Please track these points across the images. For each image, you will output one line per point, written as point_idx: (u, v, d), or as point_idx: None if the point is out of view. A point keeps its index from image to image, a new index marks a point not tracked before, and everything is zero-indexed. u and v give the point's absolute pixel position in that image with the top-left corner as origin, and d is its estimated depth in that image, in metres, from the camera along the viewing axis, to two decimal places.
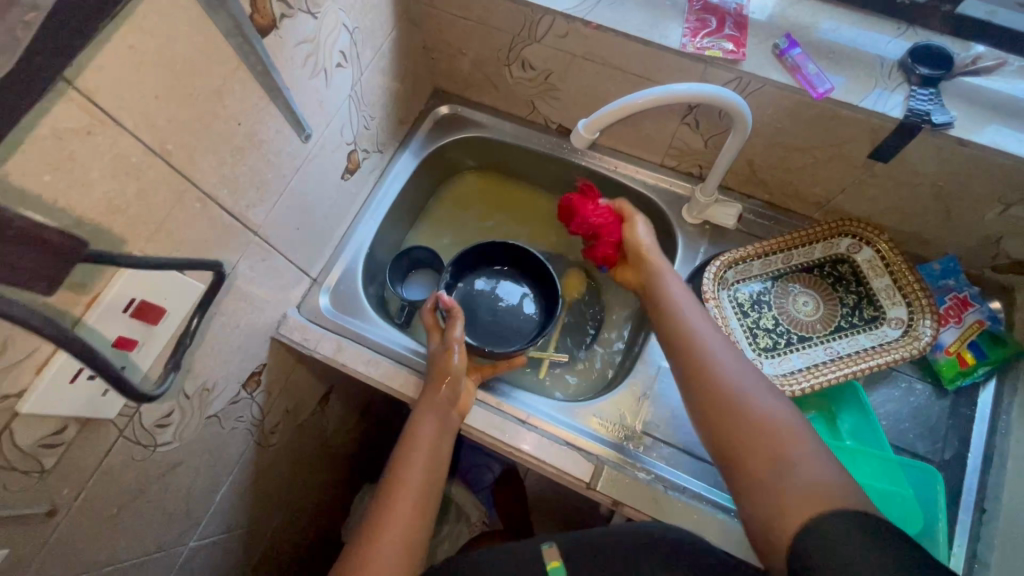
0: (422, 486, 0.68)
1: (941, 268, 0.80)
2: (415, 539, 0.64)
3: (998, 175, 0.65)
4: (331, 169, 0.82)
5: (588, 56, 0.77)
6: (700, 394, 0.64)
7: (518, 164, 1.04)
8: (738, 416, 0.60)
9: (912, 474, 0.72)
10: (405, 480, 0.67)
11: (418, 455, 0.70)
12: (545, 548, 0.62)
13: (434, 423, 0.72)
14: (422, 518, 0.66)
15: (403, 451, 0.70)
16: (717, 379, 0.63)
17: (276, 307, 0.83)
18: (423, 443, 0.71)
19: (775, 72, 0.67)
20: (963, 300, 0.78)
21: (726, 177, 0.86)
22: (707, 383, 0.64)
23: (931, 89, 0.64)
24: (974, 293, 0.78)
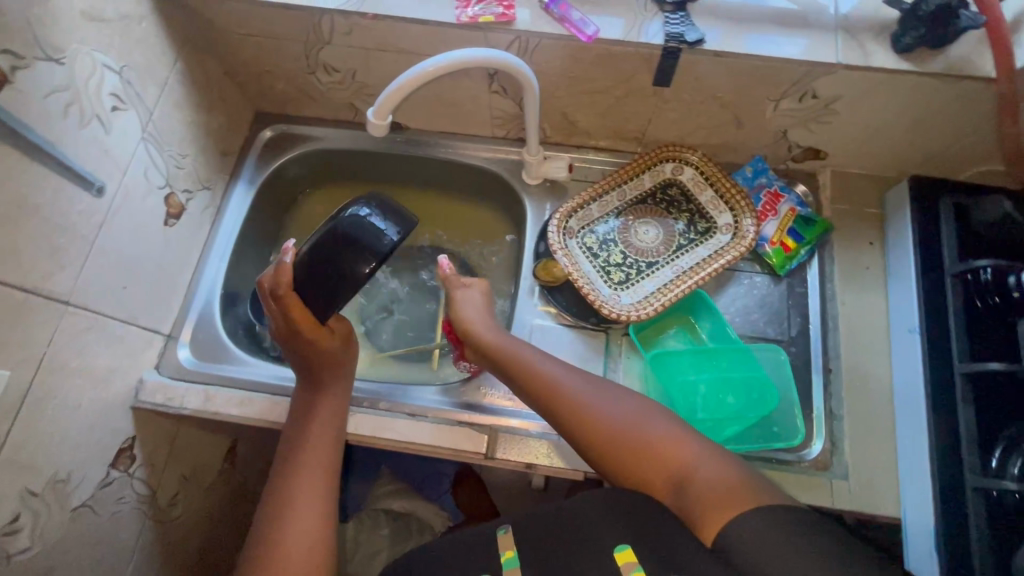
0: (323, 478, 0.68)
1: (753, 169, 0.88)
2: (325, 534, 0.64)
3: (759, 77, 0.73)
4: (149, 219, 0.77)
5: (379, 47, 0.78)
6: (566, 413, 0.65)
7: (363, 168, 1.03)
8: (599, 428, 0.63)
9: (765, 356, 0.79)
10: (295, 485, 0.67)
11: (317, 451, 0.70)
12: (500, 535, 0.57)
13: (327, 417, 0.72)
14: (327, 507, 0.67)
15: (301, 451, 0.70)
16: (570, 402, 0.65)
17: (125, 376, 0.77)
18: (324, 439, 0.71)
19: (546, 25, 0.71)
20: (775, 193, 0.87)
21: (551, 133, 0.90)
22: (565, 401, 0.65)
23: (681, 13, 0.70)
24: (782, 186, 0.87)
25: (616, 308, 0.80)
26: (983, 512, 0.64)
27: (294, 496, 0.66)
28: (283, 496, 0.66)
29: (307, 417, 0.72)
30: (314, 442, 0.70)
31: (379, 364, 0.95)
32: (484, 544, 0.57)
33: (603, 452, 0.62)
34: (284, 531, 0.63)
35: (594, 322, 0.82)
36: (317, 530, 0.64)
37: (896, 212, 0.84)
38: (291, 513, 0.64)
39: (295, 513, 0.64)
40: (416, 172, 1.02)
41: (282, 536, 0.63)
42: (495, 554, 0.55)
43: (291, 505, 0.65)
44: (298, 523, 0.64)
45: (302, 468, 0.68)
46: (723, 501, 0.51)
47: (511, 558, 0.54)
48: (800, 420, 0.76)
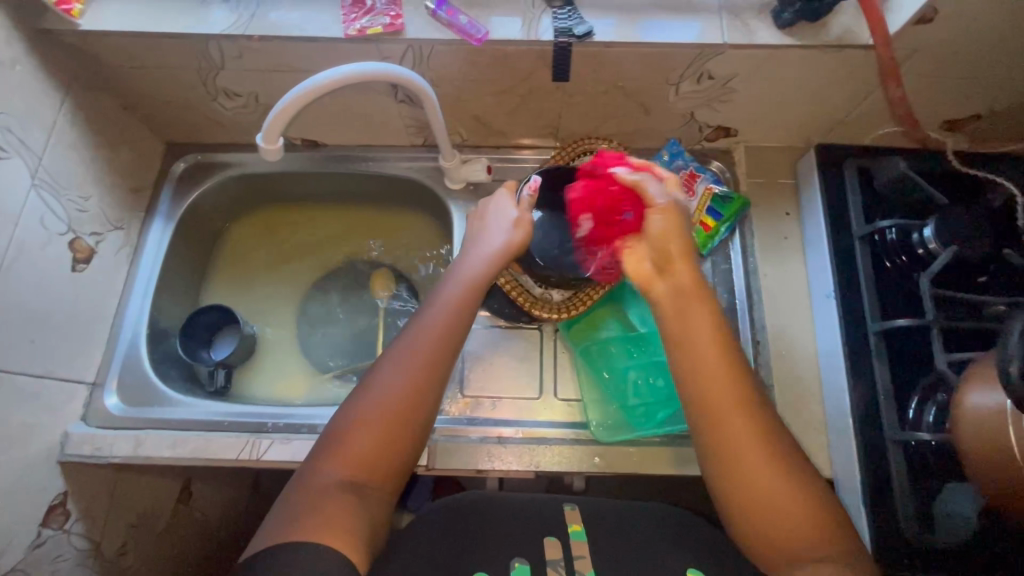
0: (443, 338, 0.62)
1: (670, 153, 0.88)
2: (427, 387, 0.59)
3: (655, 63, 0.73)
4: (53, 267, 0.75)
5: (274, 68, 0.76)
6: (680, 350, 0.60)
7: (288, 189, 1.01)
8: (726, 436, 0.55)
9: None
10: (386, 401, 0.58)
11: (441, 309, 0.64)
12: (568, 511, 0.73)
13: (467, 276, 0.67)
14: (441, 367, 0.61)
15: (430, 311, 0.64)
16: (733, 417, 0.56)
17: (46, 432, 0.75)
18: (450, 300, 0.65)
19: (435, 31, 0.70)
20: (692, 172, 0.87)
21: (468, 136, 0.90)
22: (694, 346, 0.59)
23: (568, 8, 0.71)
24: (698, 166, 0.88)
25: (545, 306, 0.81)
26: (903, 464, 0.67)
27: (416, 339, 0.62)
28: (374, 395, 0.58)
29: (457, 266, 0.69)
30: (443, 305, 0.65)
31: (322, 385, 0.95)
32: (554, 517, 0.71)
33: (702, 405, 0.57)
34: (387, 374, 0.59)
35: (527, 320, 0.83)
36: (417, 385, 0.59)
37: (806, 182, 0.86)
38: (398, 361, 0.60)
39: (398, 362, 0.60)
40: (342, 188, 1.00)
41: (383, 376, 0.59)
42: (563, 527, 0.70)
43: (406, 349, 0.61)
44: (403, 371, 0.59)
45: (402, 375, 0.59)
46: (793, 545, 0.51)
47: (578, 530, 0.70)
48: None
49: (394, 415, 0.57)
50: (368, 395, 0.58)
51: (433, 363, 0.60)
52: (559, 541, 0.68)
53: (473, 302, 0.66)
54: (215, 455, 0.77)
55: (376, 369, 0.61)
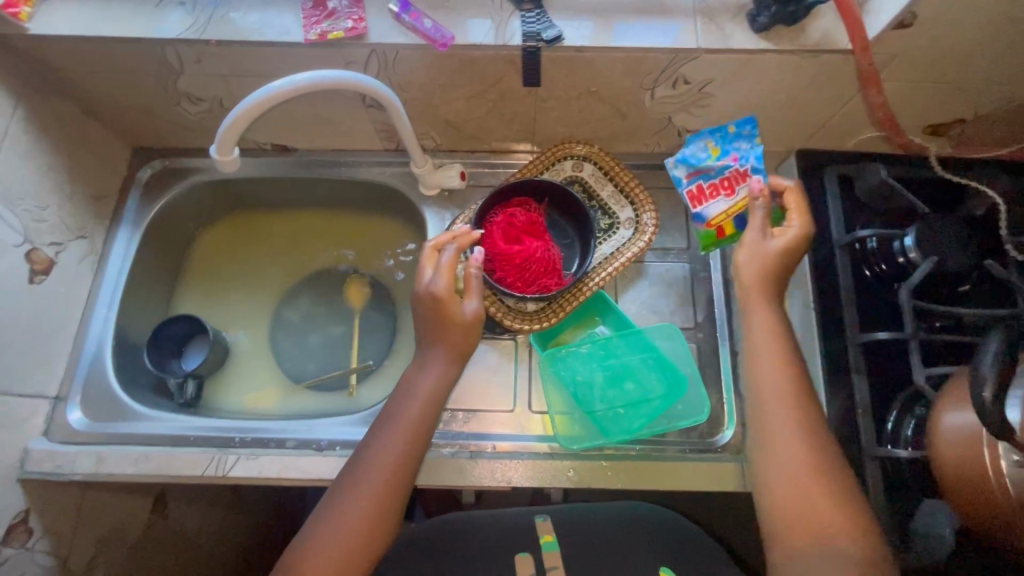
0: (401, 462, 0.64)
1: (738, 130, 0.77)
2: (385, 512, 0.62)
3: (629, 67, 0.71)
4: (6, 280, 0.73)
5: (236, 72, 0.74)
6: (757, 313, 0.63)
7: (259, 194, 0.99)
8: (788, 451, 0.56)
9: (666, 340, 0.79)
10: (344, 520, 0.61)
11: (399, 429, 0.65)
12: (539, 523, 0.73)
13: (420, 397, 0.67)
14: (397, 492, 0.63)
15: (388, 435, 0.65)
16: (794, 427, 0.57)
17: (5, 448, 0.74)
18: (411, 418, 0.66)
19: (399, 35, 0.68)
20: (744, 171, 0.77)
21: (441, 141, 0.88)
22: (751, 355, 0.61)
23: (536, 10, 0.68)
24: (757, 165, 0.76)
25: (518, 317, 0.79)
26: (881, 480, 0.65)
27: (375, 455, 0.64)
28: (334, 512, 0.61)
29: (415, 378, 0.69)
30: (399, 423, 0.66)
31: (295, 396, 0.93)
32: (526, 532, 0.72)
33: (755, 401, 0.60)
34: (344, 502, 0.62)
35: (501, 331, 0.81)
36: (374, 513, 0.61)
37: None
38: (356, 490, 0.62)
39: (359, 478, 0.63)
40: (315, 194, 0.98)
41: (345, 498, 0.62)
42: (534, 539, 0.71)
43: (364, 477, 0.63)
44: (365, 491, 0.62)
45: (359, 494, 0.62)
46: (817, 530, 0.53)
47: (550, 541, 0.70)
48: (704, 409, 0.75)
49: (355, 537, 0.60)
50: (328, 518, 0.61)
51: (390, 489, 0.63)
52: (531, 556, 0.69)
53: (432, 417, 0.67)
54: (178, 472, 0.75)
55: (332, 497, 0.63)
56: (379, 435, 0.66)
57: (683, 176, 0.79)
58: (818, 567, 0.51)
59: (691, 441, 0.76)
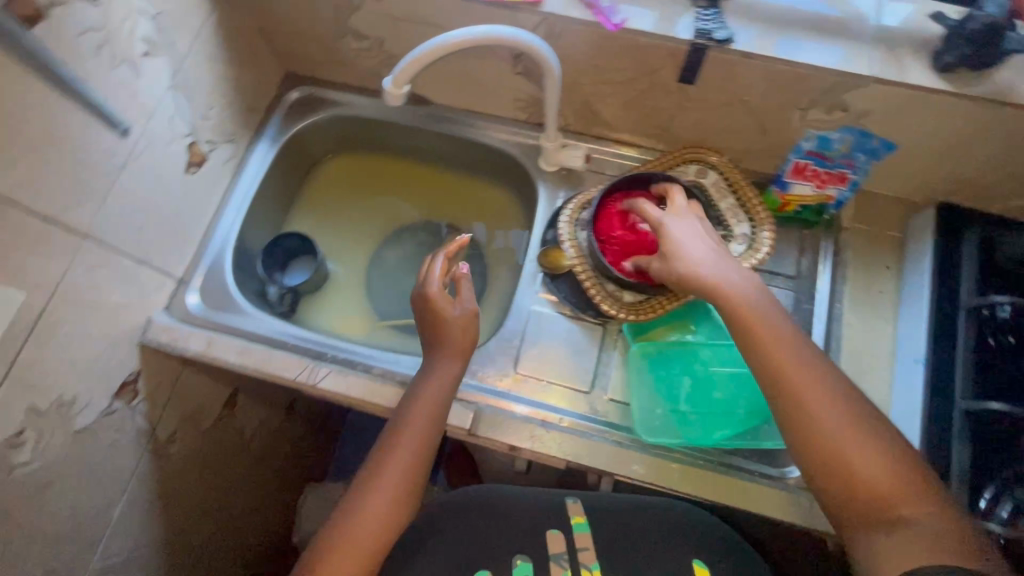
0: (408, 477, 0.66)
1: (876, 146, 0.76)
2: (399, 516, 0.65)
3: (790, 82, 0.70)
4: (170, 165, 0.80)
5: (408, 17, 0.78)
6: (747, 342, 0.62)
7: (383, 137, 1.04)
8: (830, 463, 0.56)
9: None
10: (354, 540, 0.62)
11: (404, 451, 0.67)
12: (570, 503, 0.73)
13: (423, 418, 0.69)
14: (403, 507, 0.65)
15: (393, 450, 0.67)
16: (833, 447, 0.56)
17: (135, 313, 0.81)
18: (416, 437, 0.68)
19: (574, 10, 0.70)
20: (844, 175, 0.80)
21: (573, 121, 0.90)
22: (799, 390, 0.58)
23: (714, 9, 0.68)
24: (854, 177, 0.80)
25: (613, 304, 0.81)
26: None
27: (384, 470, 0.66)
28: (344, 526, 0.63)
29: (418, 394, 0.71)
30: (410, 436, 0.68)
31: (377, 330, 0.98)
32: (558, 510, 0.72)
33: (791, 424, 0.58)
34: (354, 522, 0.63)
35: (592, 315, 0.83)
36: (382, 530, 0.63)
37: (919, 238, 0.81)
38: (369, 505, 0.64)
39: (370, 495, 0.65)
40: (436, 147, 1.02)
41: (357, 515, 0.64)
42: (565, 518, 0.71)
43: (372, 500, 0.64)
44: (376, 508, 0.64)
45: (368, 510, 0.64)
46: None
47: (580, 522, 0.71)
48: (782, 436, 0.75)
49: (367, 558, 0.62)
50: (341, 534, 0.63)
51: (397, 507, 0.65)
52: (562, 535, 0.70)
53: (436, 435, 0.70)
54: (275, 371, 0.81)
55: (349, 507, 0.65)
56: (383, 449, 0.68)
57: (807, 149, 0.78)
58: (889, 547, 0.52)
59: (762, 463, 0.75)
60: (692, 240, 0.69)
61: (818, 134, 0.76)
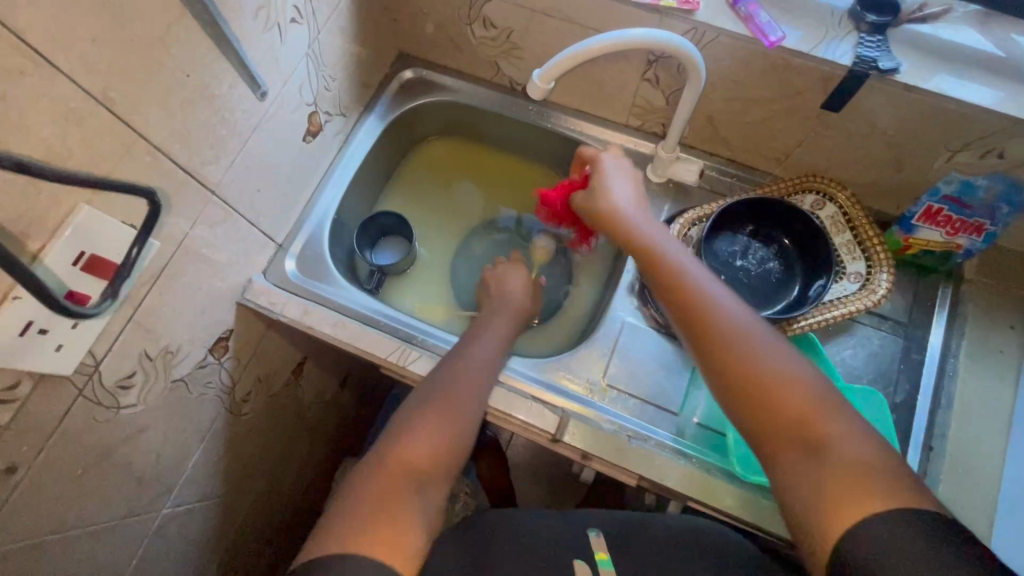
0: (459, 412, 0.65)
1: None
2: (448, 449, 0.62)
3: (946, 121, 0.67)
4: (292, 131, 0.80)
5: (548, 11, 0.77)
6: (723, 381, 0.56)
7: (486, 128, 1.03)
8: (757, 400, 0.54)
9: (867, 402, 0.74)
10: (409, 451, 0.58)
11: (455, 392, 0.67)
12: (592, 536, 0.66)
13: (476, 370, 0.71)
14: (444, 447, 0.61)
15: (433, 392, 0.66)
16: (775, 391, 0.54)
17: (239, 272, 0.81)
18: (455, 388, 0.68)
19: (728, 22, 0.68)
20: (981, 226, 0.74)
21: (689, 134, 0.88)
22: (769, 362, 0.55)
23: (878, 36, 0.65)
24: (993, 230, 0.74)
25: None
26: None
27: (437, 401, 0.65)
28: (397, 445, 0.59)
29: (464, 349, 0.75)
30: (458, 378, 0.69)
31: (457, 320, 0.97)
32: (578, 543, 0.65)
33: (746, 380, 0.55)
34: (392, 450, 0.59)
35: None
36: (434, 461, 0.60)
37: None
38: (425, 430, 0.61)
39: (426, 421, 0.62)
40: (538, 144, 1.01)
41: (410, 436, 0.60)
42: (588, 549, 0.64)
43: (423, 429, 0.61)
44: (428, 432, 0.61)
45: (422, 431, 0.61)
46: None
47: (604, 558, 0.63)
48: None
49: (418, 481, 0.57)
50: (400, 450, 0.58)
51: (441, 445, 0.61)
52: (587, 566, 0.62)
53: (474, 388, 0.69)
54: (368, 349, 0.82)
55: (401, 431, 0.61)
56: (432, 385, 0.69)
57: (945, 193, 0.73)
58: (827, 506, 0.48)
59: None
60: (620, 182, 0.74)
61: (962, 178, 0.71)
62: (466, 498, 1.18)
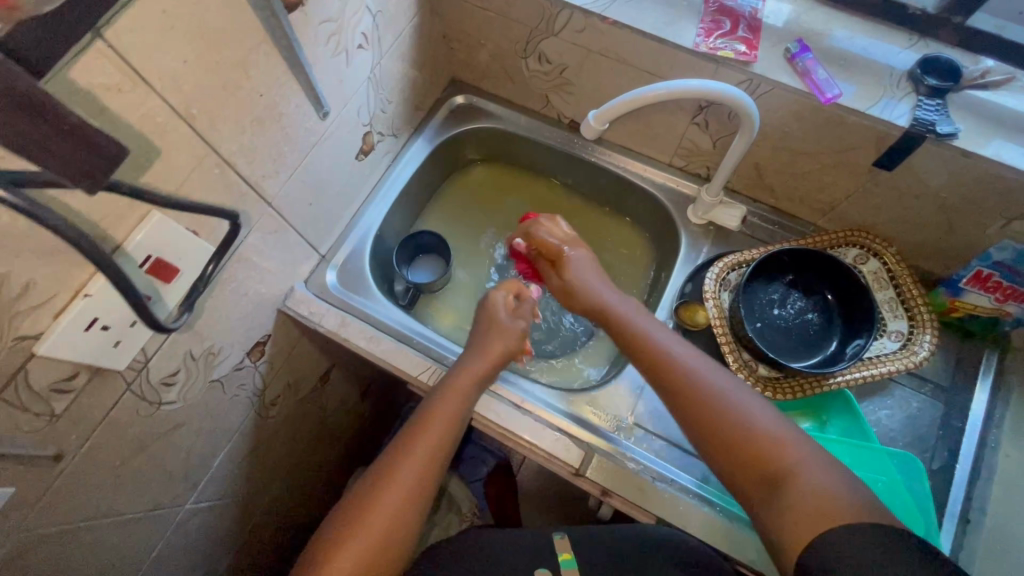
0: (429, 464, 0.66)
1: None
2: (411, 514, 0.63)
3: (1003, 189, 0.66)
4: (347, 149, 0.83)
5: (603, 52, 0.79)
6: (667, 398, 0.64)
7: (529, 156, 1.06)
8: (720, 440, 0.59)
9: (901, 466, 0.71)
10: (365, 525, 0.61)
11: (429, 438, 0.66)
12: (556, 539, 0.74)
13: (449, 412, 0.68)
14: (416, 502, 0.64)
15: (409, 438, 0.67)
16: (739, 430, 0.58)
17: (284, 280, 0.84)
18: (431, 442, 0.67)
19: (785, 75, 0.69)
20: None
21: (733, 179, 0.88)
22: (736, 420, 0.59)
23: (938, 100, 0.65)
24: None
25: (749, 374, 0.77)
26: None
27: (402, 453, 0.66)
28: (361, 510, 0.62)
29: (449, 382, 0.71)
30: (433, 429, 0.67)
31: None
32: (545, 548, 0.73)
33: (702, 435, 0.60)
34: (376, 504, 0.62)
35: None
36: (397, 526, 0.62)
37: None
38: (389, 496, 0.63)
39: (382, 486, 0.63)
40: (580, 175, 1.03)
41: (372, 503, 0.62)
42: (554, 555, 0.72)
43: (385, 495, 0.63)
44: (388, 503, 0.62)
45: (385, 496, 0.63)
46: None
47: (568, 558, 0.72)
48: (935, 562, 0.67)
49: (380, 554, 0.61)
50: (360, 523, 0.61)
51: (416, 495, 0.64)
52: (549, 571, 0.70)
53: (453, 440, 0.68)
54: (399, 365, 0.83)
55: (366, 494, 0.64)
56: (405, 427, 0.69)
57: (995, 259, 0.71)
58: (786, 523, 0.52)
59: None
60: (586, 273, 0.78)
61: (1016, 246, 0.69)
62: (469, 519, 1.15)
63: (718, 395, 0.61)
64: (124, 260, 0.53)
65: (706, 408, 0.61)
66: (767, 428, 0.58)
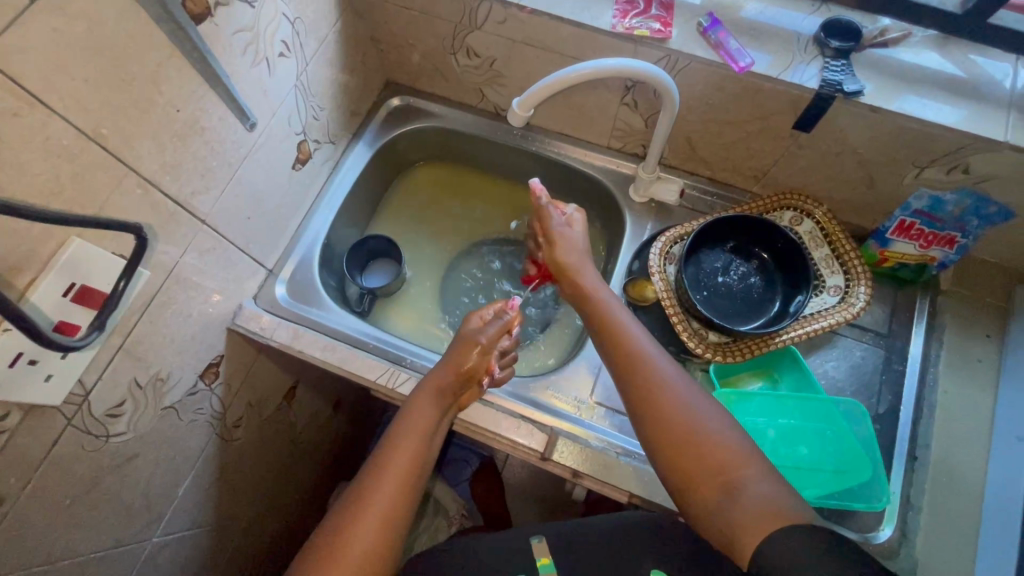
0: (385, 525, 0.60)
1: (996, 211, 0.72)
2: None
3: (911, 140, 0.69)
4: (282, 160, 0.83)
5: (526, 41, 0.80)
6: (630, 399, 0.62)
7: (473, 152, 1.06)
8: (676, 438, 0.58)
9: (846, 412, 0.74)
10: None
11: (380, 495, 0.62)
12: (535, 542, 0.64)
13: (402, 461, 0.64)
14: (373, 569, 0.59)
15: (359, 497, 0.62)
16: (694, 431, 0.58)
17: (230, 298, 0.83)
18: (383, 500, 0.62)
19: (700, 48, 0.71)
20: (952, 239, 0.77)
21: (668, 155, 0.90)
22: (692, 423, 0.58)
23: (843, 60, 0.68)
24: (969, 241, 0.76)
25: (699, 342, 0.79)
26: None
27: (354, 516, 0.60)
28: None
29: (402, 429, 0.67)
30: (383, 483, 0.62)
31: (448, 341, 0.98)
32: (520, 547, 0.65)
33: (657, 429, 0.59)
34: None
35: (673, 350, 0.81)
36: None
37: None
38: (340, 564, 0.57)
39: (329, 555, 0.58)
40: (524, 166, 1.04)
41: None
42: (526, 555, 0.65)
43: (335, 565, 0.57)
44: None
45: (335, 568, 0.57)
46: None
47: (546, 564, 0.62)
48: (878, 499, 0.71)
49: None
50: None
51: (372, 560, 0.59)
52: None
53: (409, 494, 0.63)
54: (357, 371, 0.83)
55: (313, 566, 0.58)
56: (357, 479, 0.65)
57: (917, 207, 0.75)
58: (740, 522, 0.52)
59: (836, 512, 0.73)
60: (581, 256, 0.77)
61: (931, 194, 0.73)
62: (457, 520, 1.17)
63: (684, 405, 0.59)
64: (30, 311, 0.51)
65: (687, 428, 0.58)
66: (732, 443, 0.56)
